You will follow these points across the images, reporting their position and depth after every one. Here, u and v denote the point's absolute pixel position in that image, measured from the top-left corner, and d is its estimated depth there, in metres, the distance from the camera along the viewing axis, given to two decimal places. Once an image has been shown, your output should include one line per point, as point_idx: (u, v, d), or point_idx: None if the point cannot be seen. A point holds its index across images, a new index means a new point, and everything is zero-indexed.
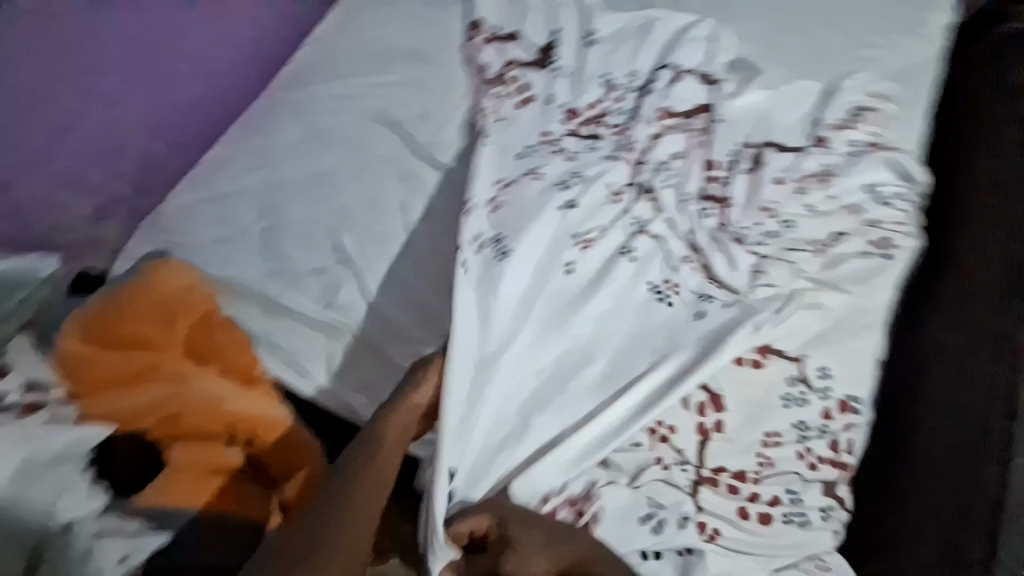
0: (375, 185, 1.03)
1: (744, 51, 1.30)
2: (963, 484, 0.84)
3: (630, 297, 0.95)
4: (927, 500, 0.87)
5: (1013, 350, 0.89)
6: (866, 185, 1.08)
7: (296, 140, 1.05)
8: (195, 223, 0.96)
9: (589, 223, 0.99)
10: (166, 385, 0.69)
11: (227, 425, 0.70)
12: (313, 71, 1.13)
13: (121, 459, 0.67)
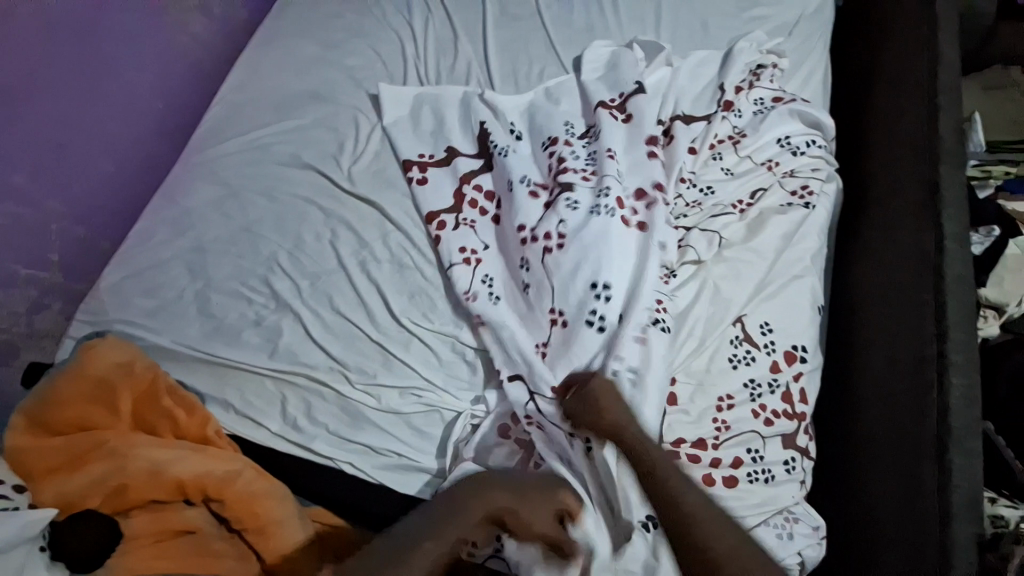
0: (296, 227, 1.05)
1: (645, 22, 1.29)
2: (906, 417, 0.82)
3: (568, 283, 0.89)
4: (876, 441, 0.85)
5: (936, 272, 0.86)
6: (776, 139, 1.12)
7: (215, 200, 1.10)
8: (130, 297, 1.01)
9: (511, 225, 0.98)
10: (110, 461, 0.70)
11: (178, 488, 0.70)
12: (222, 131, 1.17)
13: (71, 541, 0.64)
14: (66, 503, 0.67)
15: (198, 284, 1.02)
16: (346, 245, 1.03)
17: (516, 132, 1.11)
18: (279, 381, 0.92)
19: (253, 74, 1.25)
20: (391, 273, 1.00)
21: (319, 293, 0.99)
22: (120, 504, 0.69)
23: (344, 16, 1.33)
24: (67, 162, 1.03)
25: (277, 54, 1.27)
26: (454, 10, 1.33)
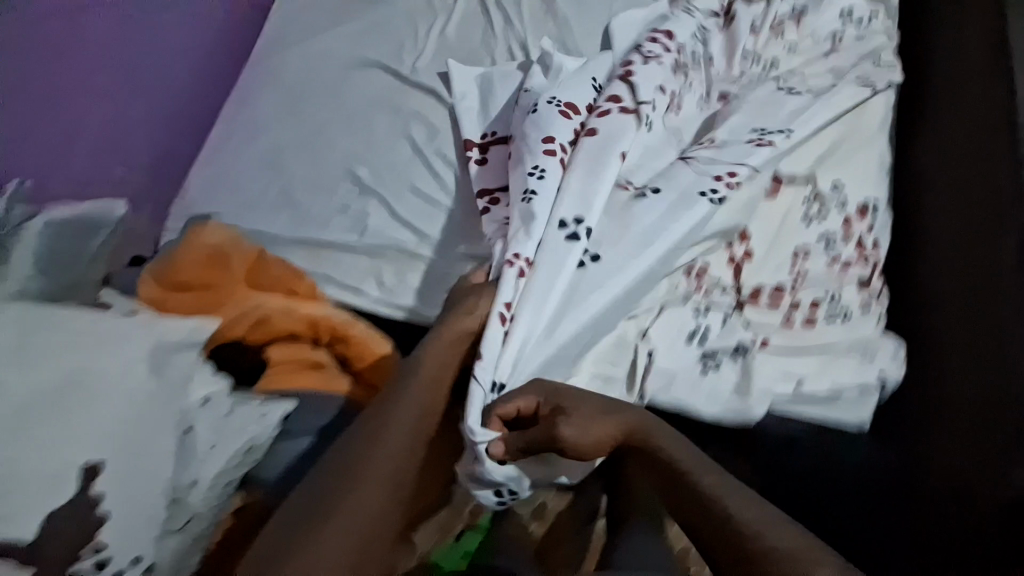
0: (368, 122, 1.07)
1: None
2: (980, 254, 0.85)
3: (649, 158, 0.95)
4: (946, 286, 0.88)
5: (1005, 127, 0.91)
6: (841, 12, 1.13)
7: (283, 101, 1.12)
8: (215, 194, 1.05)
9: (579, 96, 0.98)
10: (242, 303, 0.77)
11: (306, 327, 0.78)
12: (284, 38, 1.19)
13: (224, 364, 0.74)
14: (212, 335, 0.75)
15: (280, 179, 1.04)
16: (420, 136, 1.05)
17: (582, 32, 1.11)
18: (373, 259, 0.98)
19: None
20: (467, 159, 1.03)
21: (399, 180, 1.02)
22: (261, 336, 0.76)
23: None
24: (139, 72, 1.08)
25: None
26: None
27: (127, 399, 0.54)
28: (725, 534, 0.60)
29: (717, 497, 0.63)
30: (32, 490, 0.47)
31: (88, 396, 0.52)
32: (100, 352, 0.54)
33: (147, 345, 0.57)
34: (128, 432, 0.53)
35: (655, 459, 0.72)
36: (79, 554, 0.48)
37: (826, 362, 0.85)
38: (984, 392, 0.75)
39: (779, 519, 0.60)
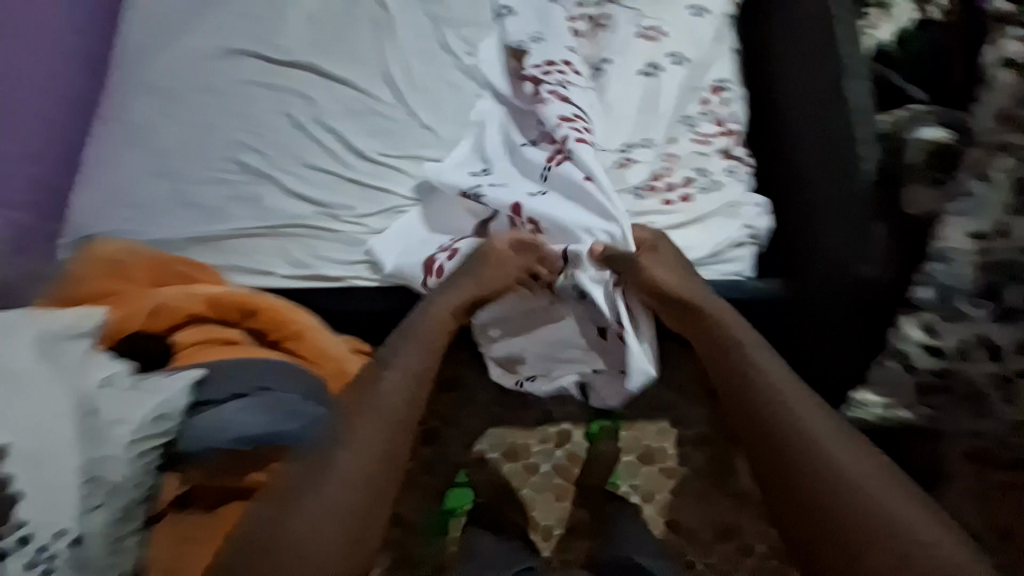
0: (245, 108, 1.09)
1: None
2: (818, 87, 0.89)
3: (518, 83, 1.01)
4: (804, 126, 0.91)
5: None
6: None
7: (155, 105, 1.10)
8: (105, 211, 1.03)
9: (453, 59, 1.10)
10: (139, 297, 0.77)
11: (213, 307, 0.79)
12: (142, 43, 1.17)
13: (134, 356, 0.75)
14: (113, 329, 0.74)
15: (169, 182, 1.04)
16: (300, 110, 1.07)
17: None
18: (278, 236, 0.99)
19: None
20: (350, 122, 1.06)
21: (288, 156, 1.04)
22: (166, 322, 0.76)
23: None
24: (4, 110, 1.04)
25: None
26: None
27: (17, 384, 0.54)
28: (783, 456, 0.69)
29: (785, 424, 0.70)
30: None
31: None
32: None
33: (29, 335, 0.57)
34: (21, 416, 0.53)
35: (727, 364, 0.79)
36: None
37: (703, 229, 0.94)
38: (837, 237, 0.81)
39: (842, 437, 0.68)
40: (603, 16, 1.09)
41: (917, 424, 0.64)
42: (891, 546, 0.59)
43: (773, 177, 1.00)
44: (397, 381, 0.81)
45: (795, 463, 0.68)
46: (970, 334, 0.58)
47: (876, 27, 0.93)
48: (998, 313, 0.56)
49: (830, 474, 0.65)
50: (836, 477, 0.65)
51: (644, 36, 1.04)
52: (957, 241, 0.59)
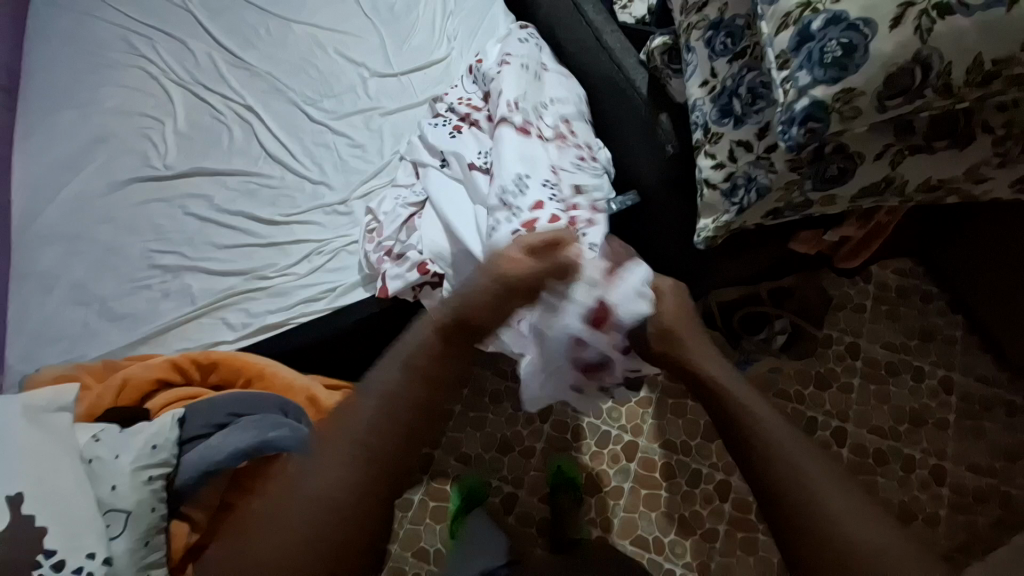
0: (150, 223, 1.19)
1: None
2: (589, 48, 1.15)
3: (386, 138, 1.29)
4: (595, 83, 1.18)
5: None
6: None
7: (62, 250, 1.18)
8: (42, 353, 1.07)
9: (320, 128, 1.30)
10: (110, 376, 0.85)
11: (182, 369, 0.88)
12: (33, 206, 1.25)
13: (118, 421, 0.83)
14: (89, 409, 0.82)
15: (95, 307, 1.11)
16: (201, 208, 1.20)
17: (287, 79, 1.37)
18: (216, 311, 1.09)
19: (28, 157, 1.32)
20: (249, 202, 1.21)
21: (202, 246, 1.16)
22: (133, 393, 0.84)
23: (78, 75, 1.43)
24: None
25: (39, 135, 1.35)
26: (164, 26, 1.49)
27: (19, 445, 0.64)
28: (795, 517, 0.58)
29: (798, 490, 0.59)
30: None
31: None
32: None
33: (17, 405, 0.66)
34: (27, 467, 0.62)
35: (734, 424, 0.67)
36: (35, 561, 0.58)
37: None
38: (637, 136, 1.06)
39: (855, 502, 0.57)
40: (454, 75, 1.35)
41: (739, 222, 0.81)
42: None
43: None
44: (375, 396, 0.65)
45: (808, 525, 0.57)
46: (731, 144, 0.78)
47: None
48: (735, 121, 0.77)
49: (826, 522, 0.56)
50: (829, 525, 0.56)
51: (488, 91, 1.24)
52: (696, 92, 0.82)
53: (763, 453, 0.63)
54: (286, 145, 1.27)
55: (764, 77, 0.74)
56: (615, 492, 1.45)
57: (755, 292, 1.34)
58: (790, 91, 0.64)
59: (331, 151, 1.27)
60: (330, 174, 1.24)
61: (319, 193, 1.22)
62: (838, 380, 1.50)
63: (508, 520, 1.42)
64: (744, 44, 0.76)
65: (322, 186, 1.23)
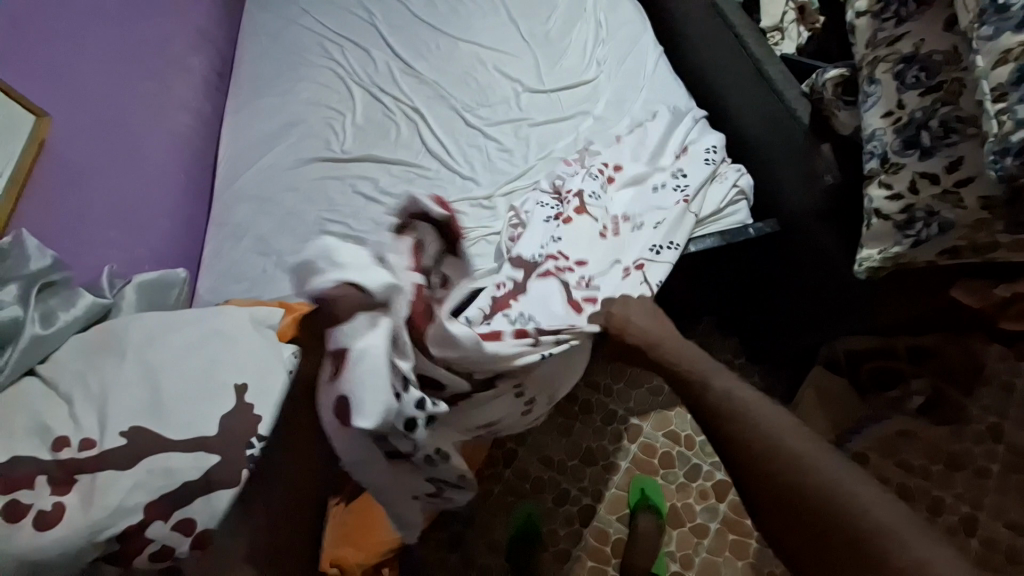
0: (324, 195, 1.38)
1: None
2: (748, 78, 1.19)
3: (530, 147, 1.39)
4: (748, 112, 1.21)
5: (720, 10, 1.29)
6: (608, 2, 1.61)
7: (251, 208, 1.39)
8: (225, 288, 1.27)
9: (472, 133, 1.44)
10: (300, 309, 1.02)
11: None
12: (233, 170, 1.49)
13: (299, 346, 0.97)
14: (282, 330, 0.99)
15: (271, 259, 1.29)
16: (367, 188, 1.37)
17: (448, 88, 1.54)
18: None
19: (237, 132, 1.58)
20: (408, 188, 1.36)
21: (364, 220, 1.32)
22: None
23: (279, 68, 1.69)
24: (138, 226, 1.26)
25: (246, 114, 1.61)
26: (351, 34, 1.72)
27: (248, 345, 0.78)
28: (800, 497, 0.63)
29: (801, 467, 0.65)
30: (207, 403, 0.72)
31: (222, 347, 0.77)
32: (224, 323, 0.80)
33: (247, 314, 0.83)
34: (251, 364, 0.77)
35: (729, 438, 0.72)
36: (249, 442, 0.72)
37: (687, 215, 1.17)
38: (792, 165, 1.07)
39: (856, 472, 0.63)
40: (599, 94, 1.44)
41: (910, 256, 0.82)
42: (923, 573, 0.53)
43: (737, 153, 1.28)
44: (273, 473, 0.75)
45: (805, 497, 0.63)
46: (912, 175, 0.79)
47: (781, 46, 1.23)
48: (921, 152, 0.78)
49: (831, 494, 0.62)
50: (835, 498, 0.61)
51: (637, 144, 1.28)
52: (876, 122, 0.84)
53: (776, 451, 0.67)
54: (442, 143, 1.43)
55: (961, 112, 0.75)
56: (700, 530, 1.38)
57: (890, 346, 1.31)
58: (1006, 122, 0.66)
59: (481, 153, 1.40)
60: (477, 173, 1.36)
61: (466, 187, 1.35)
62: (976, 463, 1.25)
63: (582, 533, 1.40)
64: (940, 79, 0.78)
65: (470, 182, 1.35)
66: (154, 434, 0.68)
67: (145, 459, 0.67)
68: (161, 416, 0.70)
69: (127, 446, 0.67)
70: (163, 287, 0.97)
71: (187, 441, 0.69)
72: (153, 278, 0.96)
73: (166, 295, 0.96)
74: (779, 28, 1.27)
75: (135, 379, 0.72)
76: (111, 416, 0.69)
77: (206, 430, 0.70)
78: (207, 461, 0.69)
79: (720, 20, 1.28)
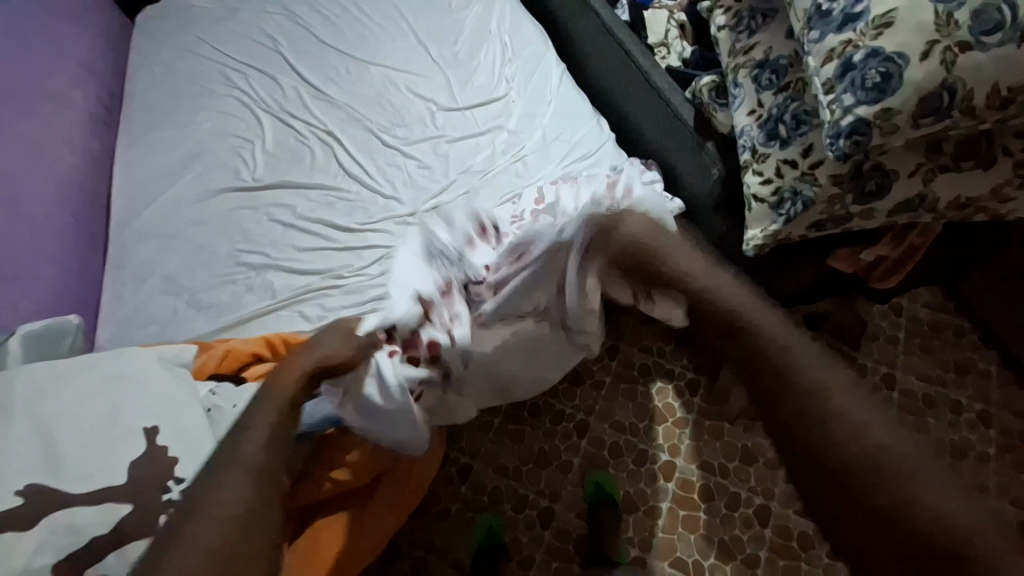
0: (239, 226, 1.33)
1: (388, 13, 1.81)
2: (640, 88, 1.31)
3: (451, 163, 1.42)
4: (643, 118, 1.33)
5: (609, 30, 1.41)
6: (511, 23, 1.70)
7: (155, 247, 1.31)
8: (132, 334, 1.18)
9: (390, 153, 1.45)
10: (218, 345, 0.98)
11: (272, 345, 0.99)
12: (132, 207, 1.40)
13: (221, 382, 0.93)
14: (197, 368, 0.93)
15: (185, 297, 1.22)
16: (285, 215, 1.34)
17: (362, 111, 1.54)
18: (293, 305, 1.19)
19: (133, 168, 1.48)
20: (328, 212, 1.34)
21: (284, 248, 1.28)
22: (232, 363, 0.94)
23: (178, 99, 1.61)
24: (20, 277, 1.15)
25: (142, 149, 1.51)
26: (255, 61, 1.68)
27: (157, 384, 0.74)
28: (795, 411, 0.57)
29: (815, 394, 0.56)
30: (113, 452, 0.67)
31: (127, 389, 0.72)
32: (126, 364, 0.74)
33: (151, 354, 0.78)
34: (161, 405, 0.72)
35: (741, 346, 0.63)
36: (165, 486, 0.67)
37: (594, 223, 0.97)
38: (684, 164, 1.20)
39: (883, 417, 0.55)
40: (510, 108, 1.52)
41: (786, 232, 0.92)
42: (935, 516, 0.48)
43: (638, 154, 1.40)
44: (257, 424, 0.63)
45: (819, 443, 0.54)
46: (777, 162, 0.91)
47: (666, 59, 1.37)
48: (781, 143, 0.91)
49: (863, 441, 0.53)
50: (867, 446, 0.53)
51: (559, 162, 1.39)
52: (743, 119, 0.96)
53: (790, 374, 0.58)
54: (361, 165, 1.43)
55: (806, 106, 0.89)
56: (653, 512, 1.44)
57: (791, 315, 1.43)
58: (836, 111, 0.79)
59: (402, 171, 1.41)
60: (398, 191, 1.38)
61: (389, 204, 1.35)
62: None
63: (543, 535, 1.42)
64: (788, 80, 0.92)
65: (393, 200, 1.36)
66: (52, 491, 0.63)
67: (46, 518, 0.61)
68: (60, 470, 0.64)
69: (21, 509, 0.61)
70: (54, 337, 0.89)
71: (95, 495, 0.64)
72: (43, 329, 0.88)
73: (60, 345, 0.89)
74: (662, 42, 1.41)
75: (25, 434, 0.66)
76: (0, 479, 0.63)
77: (114, 479, 0.65)
78: (117, 513, 0.64)
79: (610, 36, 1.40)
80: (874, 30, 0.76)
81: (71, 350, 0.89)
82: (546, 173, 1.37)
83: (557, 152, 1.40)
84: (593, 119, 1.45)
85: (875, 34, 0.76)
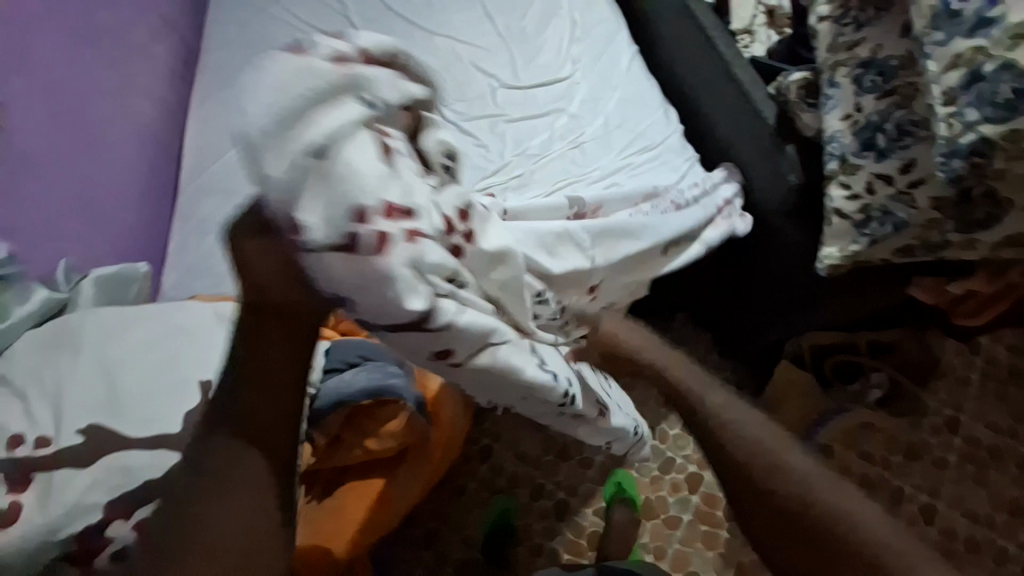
0: None
1: None
2: (718, 81, 1.23)
3: (506, 143, 1.38)
4: (716, 113, 1.24)
5: (692, 14, 1.32)
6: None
7: (218, 201, 1.36)
8: (190, 282, 1.24)
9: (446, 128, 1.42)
10: None
11: None
12: (201, 161, 1.45)
13: None
14: None
15: None
16: None
17: (422, 82, 1.51)
18: None
19: (203, 122, 1.53)
20: None
21: None
22: None
23: (250, 58, 1.64)
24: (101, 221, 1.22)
25: (213, 104, 1.56)
26: (325, 24, 1.68)
27: (213, 338, 0.77)
28: (787, 516, 0.70)
29: (795, 490, 0.71)
30: (171, 399, 0.71)
31: (186, 341, 0.76)
32: (187, 317, 0.78)
33: (209, 309, 0.80)
34: (214, 359, 0.75)
35: (728, 450, 0.78)
36: None
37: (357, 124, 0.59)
38: (757, 168, 1.12)
39: (851, 494, 0.69)
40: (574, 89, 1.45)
41: (867, 254, 0.86)
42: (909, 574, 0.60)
43: (705, 151, 1.32)
44: (254, 411, 0.58)
45: (817, 536, 0.67)
46: (868, 176, 0.84)
47: (750, 50, 1.26)
48: (877, 155, 0.83)
49: (845, 530, 0.65)
50: (851, 534, 0.65)
51: (619, 151, 1.32)
52: (835, 124, 0.87)
53: (768, 479, 0.73)
54: None
55: (914, 115, 0.80)
56: (672, 521, 1.41)
57: (851, 341, 1.33)
58: (955, 125, 0.71)
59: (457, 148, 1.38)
60: None
61: None
62: (932, 453, 1.31)
63: (558, 527, 1.41)
64: (895, 84, 0.82)
65: None
66: (112, 432, 0.67)
67: (106, 455, 0.67)
68: (122, 412, 0.69)
69: (85, 444, 0.67)
70: (121, 282, 0.94)
71: (148, 439, 0.68)
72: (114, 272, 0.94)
73: (127, 289, 0.94)
74: (748, 31, 1.30)
75: (92, 375, 0.72)
76: (69, 415, 0.68)
77: (171, 426, 0.69)
78: (167, 459, 0.67)
79: (692, 22, 1.31)
80: (1009, 41, 0.67)
81: (137, 294, 0.95)
82: (604, 162, 1.31)
83: (619, 141, 1.34)
84: (661, 109, 1.37)
85: (1010, 44, 0.67)
